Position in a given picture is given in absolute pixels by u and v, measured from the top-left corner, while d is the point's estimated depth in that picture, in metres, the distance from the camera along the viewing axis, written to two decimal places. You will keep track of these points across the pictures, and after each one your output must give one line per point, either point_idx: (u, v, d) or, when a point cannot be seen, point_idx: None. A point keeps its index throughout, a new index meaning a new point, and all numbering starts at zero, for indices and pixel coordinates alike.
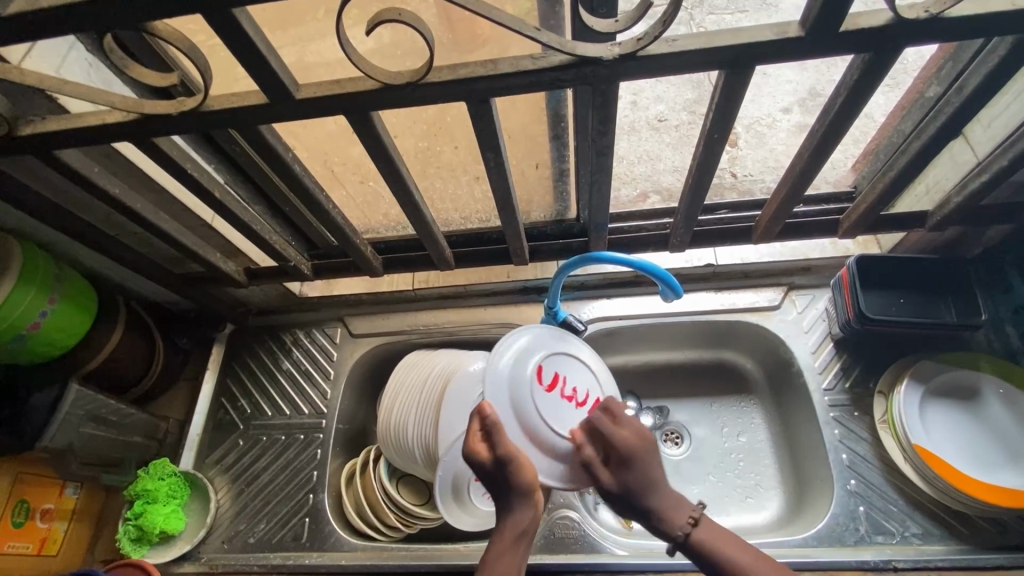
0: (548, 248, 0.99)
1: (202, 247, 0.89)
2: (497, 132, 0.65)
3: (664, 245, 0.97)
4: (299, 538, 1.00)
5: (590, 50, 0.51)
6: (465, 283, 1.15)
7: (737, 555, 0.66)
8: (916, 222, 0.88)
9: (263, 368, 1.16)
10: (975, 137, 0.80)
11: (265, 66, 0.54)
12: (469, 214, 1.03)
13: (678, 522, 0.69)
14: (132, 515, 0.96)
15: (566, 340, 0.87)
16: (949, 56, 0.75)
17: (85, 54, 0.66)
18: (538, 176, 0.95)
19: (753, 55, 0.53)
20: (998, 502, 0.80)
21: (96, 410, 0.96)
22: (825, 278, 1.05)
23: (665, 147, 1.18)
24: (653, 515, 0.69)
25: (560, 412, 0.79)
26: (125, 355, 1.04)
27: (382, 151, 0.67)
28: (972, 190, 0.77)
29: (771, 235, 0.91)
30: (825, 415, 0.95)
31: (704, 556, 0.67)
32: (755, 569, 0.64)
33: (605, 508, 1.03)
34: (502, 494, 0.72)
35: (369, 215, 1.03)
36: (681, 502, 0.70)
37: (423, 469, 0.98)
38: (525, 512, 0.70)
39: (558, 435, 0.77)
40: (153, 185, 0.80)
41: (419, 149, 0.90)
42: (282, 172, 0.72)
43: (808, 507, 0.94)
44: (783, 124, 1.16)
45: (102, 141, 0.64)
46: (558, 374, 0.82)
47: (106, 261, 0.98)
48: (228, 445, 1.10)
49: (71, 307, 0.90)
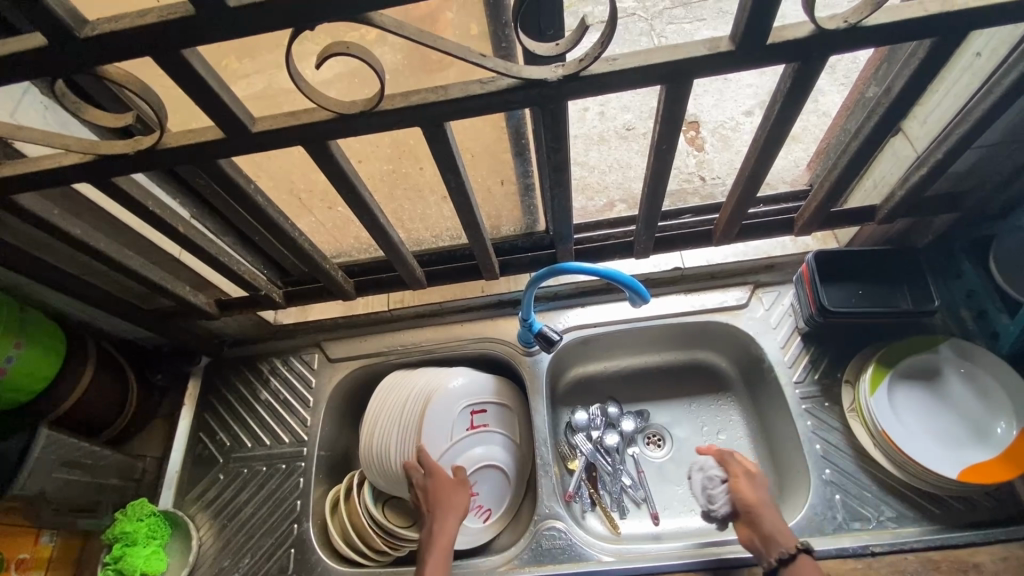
0: (518, 261, 1.01)
1: (170, 282, 0.89)
2: (454, 154, 0.66)
3: (630, 252, 0.99)
4: (285, 570, 0.98)
5: (536, 73, 0.53)
6: (440, 301, 1.15)
7: (805, 566, 0.75)
8: (866, 216, 0.92)
9: (241, 399, 1.15)
10: (913, 133, 0.85)
11: (219, 102, 0.55)
12: (440, 232, 1.04)
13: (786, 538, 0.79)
14: (110, 560, 0.95)
15: (899, 427, 0.89)
16: (883, 58, 0.80)
17: (40, 97, 0.66)
18: (504, 192, 0.97)
19: (690, 70, 0.56)
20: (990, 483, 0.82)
21: (68, 454, 0.93)
22: (788, 274, 1.08)
23: (634, 154, 1.21)
24: (774, 525, 0.80)
25: (927, 425, 0.90)
26: (97, 396, 1.02)
27: (342, 178, 0.68)
28: (914, 183, 0.81)
29: (731, 237, 0.94)
30: (797, 408, 0.98)
31: (786, 563, 0.76)
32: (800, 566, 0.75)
33: (593, 517, 1.03)
34: (438, 513, 0.87)
35: (339, 240, 1.04)
36: (786, 534, 0.79)
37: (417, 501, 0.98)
38: (457, 528, 0.86)
39: (923, 425, 0.90)
40: (117, 225, 0.80)
41: (385, 172, 0.91)
42: (245, 203, 0.72)
43: (787, 500, 0.96)
44: (745, 127, 1.20)
45: (61, 183, 0.64)
46: (924, 427, 0.90)
47: (73, 301, 0.97)
48: (208, 480, 1.09)
49: (40, 351, 0.89)
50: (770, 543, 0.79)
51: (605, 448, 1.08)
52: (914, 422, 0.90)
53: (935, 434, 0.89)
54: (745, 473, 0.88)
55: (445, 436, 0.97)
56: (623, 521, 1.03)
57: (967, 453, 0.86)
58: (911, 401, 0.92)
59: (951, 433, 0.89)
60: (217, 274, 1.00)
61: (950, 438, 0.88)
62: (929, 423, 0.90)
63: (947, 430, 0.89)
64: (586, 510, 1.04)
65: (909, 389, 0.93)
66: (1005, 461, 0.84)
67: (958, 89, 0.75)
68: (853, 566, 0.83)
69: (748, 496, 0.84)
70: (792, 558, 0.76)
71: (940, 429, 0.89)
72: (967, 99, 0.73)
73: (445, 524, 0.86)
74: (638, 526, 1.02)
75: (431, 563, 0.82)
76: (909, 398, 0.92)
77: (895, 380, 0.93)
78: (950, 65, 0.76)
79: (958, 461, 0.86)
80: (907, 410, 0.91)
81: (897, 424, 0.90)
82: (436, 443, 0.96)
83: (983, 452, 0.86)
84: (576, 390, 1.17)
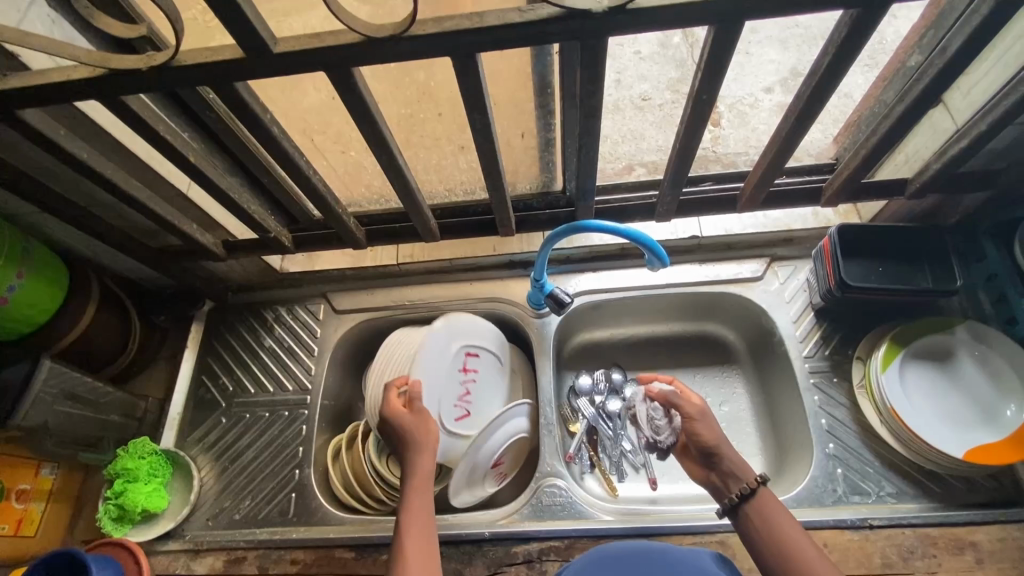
0: (535, 219, 0.97)
1: (178, 218, 0.86)
2: (482, 92, 0.63)
3: (650, 215, 0.96)
4: (285, 513, 0.99)
5: (579, 2, 0.50)
6: (450, 258, 1.14)
7: (766, 498, 0.73)
8: (896, 190, 0.89)
9: (245, 345, 1.14)
10: (954, 104, 0.81)
11: (241, 16, 0.51)
12: (454, 185, 1.01)
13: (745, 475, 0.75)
14: (112, 494, 0.95)
15: (910, 407, 0.89)
16: (932, 23, 0.77)
17: (47, 9, 0.62)
18: (524, 146, 0.94)
19: (742, 10, 0.53)
20: (995, 465, 0.83)
21: (71, 387, 0.92)
22: (806, 249, 1.06)
23: (648, 126, 1.17)
24: (731, 466, 0.76)
25: (937, 405, 0.89)
26: (100, 332, 1.01)
27: (364, 113, 0.65)
28: (951, 156, 0.78)
29: (756, 204, 0.92)
30: (805, 382, 0.97)
31: (747, 500, 0.73)
32: (762, 500, 0.73)
33: (591, 478, 1.04)
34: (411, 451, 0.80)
35: (351, 187, 1.01)
36: (745, 469, 0.76)
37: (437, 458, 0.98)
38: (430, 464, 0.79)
39: (934, 406, 0.89)
40: (125, 152, 0.77)
41: (402, 117, 0.88)
42: (260, 135, 0.69)
43: (787, 472, 0.97)
44: (764, 104, 1.17)
45: (70, 99, 0.61)
46: (934, 407, 0.89)
47: (77, 234, 0.95)
48: (210, 423, 1.08)
49: (41, 282, 0.87)
50: (730, 480, 0.76)
51: (608, 413, 1.08)
52: (924, 403, 0.90)
53: (945, 414, 0.89)
54: (696, 408, 0.82)
55: (442, 373, 0.96)
56: (621, 484, 1.04)
57: (976, 435, 0.86)
58: (923, 381, 0.91)
59: (961, 416, 0.88)
60: (224, 214, 0.98)
61: (960, 419, 0.88)
62: (938, 403, 0.90)
63: (957, 412, 0.89)
64: (585, 472, 1.05)
65: (921, 370, 0.92)
66: (1011, 444, 0.84)
67: (1009, 58, 0.72)
68: (852, 537, 0.84)
69: (705, 438, 0.79)
70: (753, 493, 0.73)
71: (949, 409, 0.89)
72: (1018, 67, 0.70)
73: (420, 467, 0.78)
74: (635, 489, 1.03)
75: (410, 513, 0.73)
76: (923, 379, 0.91)
77: (908, 361, 0.92)
78: (1003, 31, 0.72)
79: (966, 441, 0.86)
80: (919, 390, 0.91)
81: (909, 404, 0.89)
82: (431, 379, 0.95)
83: (992, 434, 0.86)
84: (582, 355, 1.16)
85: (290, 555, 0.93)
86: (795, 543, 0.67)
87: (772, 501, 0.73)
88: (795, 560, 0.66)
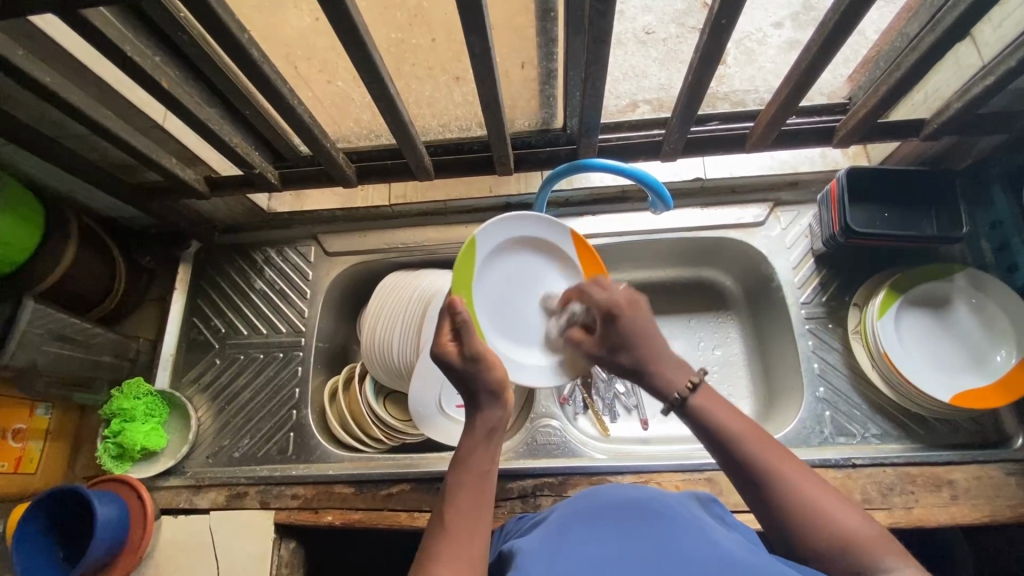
0: (534, 158, 0.95)
1: (154, 150, 0.81)
2: (479, 9, 0.57)
3: (655, 154, 0.93)
4: (284, 451, 1.00)
5: None
6: (444, 199, 1.09)
7: (707, 403, 0.60)
8: (911, 131, 0.86)
9: (234, 287, 1.11)
10: (984, 38, 0.77)
11: None
12: (448, 121, 0.95)
13: (671, 386, 0.63)
14: (110, 433, 0.95)
15: (909, 355, 0.90)
16: None
17: None
18: (523, 78, 0.86)
19: None
20: (981, 408, 0.85)
21: (60, 329, 0.90)
22: (812, 193, 1.04)
23: (652, 62, 1.02)
24: (651, 383, 0.65)
25: (930, 350, 0.91)
26: (83, 272, 0.98)
27: (351, 31, 0.59)
28: (973, 95, 0.74)
29: (765, 144, 0.88)
30: (801, 328, 0.97)
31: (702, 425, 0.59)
32: (768, 463, 0.54)
33: (584, 419, 1.06)
34: (470, 393, 0.65)
35: (339, 121, 0.94)
36: (677, 371, 0.64)
37: (427, 428, 0.94)
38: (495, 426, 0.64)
39: (930, 354, 0.90)
40: (91, 77, 0.71)
41: (393, 42, 0.80)
42: (237, 57, 0.64)
43: (776, 414, 1.00)
44: (773, 41, 0.99)
45: (22, 12, 0.55)
46: (924, 352, 0.90)
47: (49, 167, 0.90)
48: (204, 364, 1.08)
49: (13, 219, 0.83)
50: (665, 383, 0.64)
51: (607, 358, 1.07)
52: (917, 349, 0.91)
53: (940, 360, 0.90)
54: (630, 302, 0.69)
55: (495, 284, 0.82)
56: (613, 425, 1.07)
57: (964, 380, 0.88)
58: (924, 328, 0.92)
59: (955, 363, 0.89)
60: (205, 148, 0.92)
61: (955, 367, 0.89)
62: (933, 351, 0.90)
63: (951, 358, 0.90)
64: (578, 413, 1.06)
65: (912, 318, 0.92)
66: (999, 388, 0.86)
67: None
68: (835, 475, 0.86)
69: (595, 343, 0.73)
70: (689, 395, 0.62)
71: (941, 355, 0.90)
72: None
73: (478, 420, 0.64)
74: (627, 429, 1.06)
75: (468, 470, 0.60)
76: (922, 328, 0.92)
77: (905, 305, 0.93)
78: None
79: (954, 384, 0.88)
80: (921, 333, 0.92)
81: (908, 351, 0.90)
82: (491, 297, 0.82)
83: (982, 380, 0.88)
84: None
85: (291, 491, 0.95)
86: (827, 511, 0.51)
87: (713, 396, 0.61)
88: (810, 515, 0.51)
